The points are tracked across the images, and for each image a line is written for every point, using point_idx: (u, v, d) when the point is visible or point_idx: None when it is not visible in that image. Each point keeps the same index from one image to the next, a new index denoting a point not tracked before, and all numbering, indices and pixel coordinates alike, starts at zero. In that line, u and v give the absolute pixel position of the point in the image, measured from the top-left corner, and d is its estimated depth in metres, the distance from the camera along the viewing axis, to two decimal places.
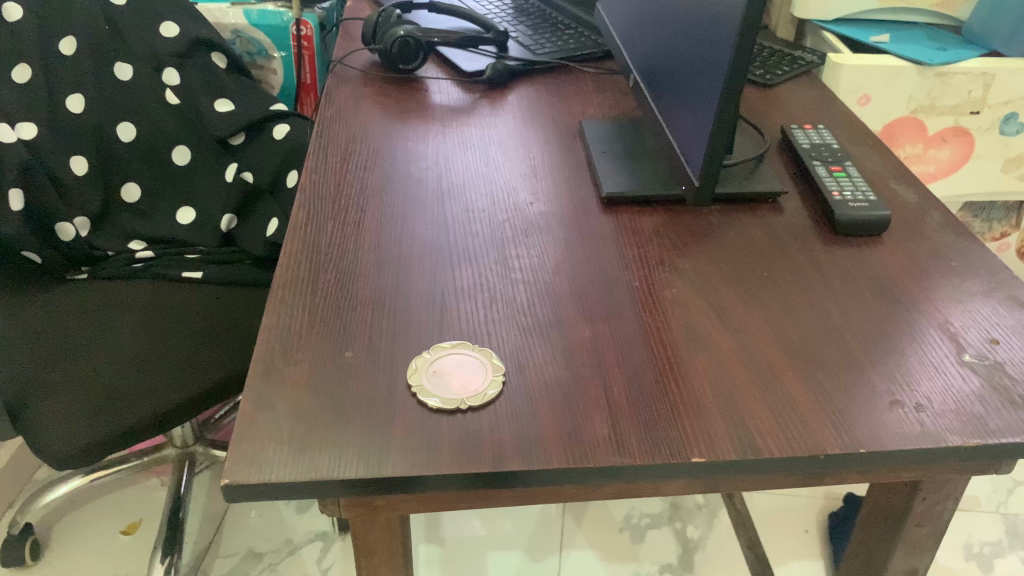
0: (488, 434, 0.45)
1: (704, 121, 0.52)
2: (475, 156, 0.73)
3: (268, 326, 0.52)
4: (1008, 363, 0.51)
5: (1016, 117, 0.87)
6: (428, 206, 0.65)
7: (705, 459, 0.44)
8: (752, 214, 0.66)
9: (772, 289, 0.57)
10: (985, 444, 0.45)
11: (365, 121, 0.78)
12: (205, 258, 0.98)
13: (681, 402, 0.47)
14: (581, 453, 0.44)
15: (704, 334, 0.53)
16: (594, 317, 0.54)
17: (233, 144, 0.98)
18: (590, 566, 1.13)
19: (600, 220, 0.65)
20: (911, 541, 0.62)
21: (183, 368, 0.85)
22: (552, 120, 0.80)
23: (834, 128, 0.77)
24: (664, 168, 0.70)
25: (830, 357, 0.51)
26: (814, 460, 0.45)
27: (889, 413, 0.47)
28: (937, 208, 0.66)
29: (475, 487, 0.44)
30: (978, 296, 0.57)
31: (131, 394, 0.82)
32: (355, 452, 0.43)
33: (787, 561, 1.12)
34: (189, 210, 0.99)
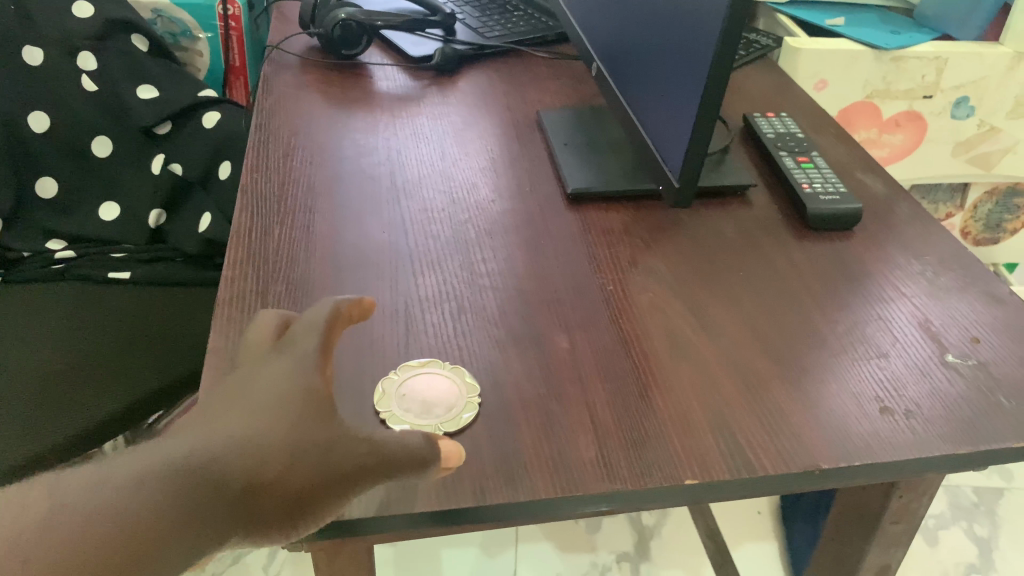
0: (467, 462, 0.42)
1: (684, 117, 0.50)
2: (430, 149, 0.69)
3: (213, 348, 0.47)
4: (991, 363, 0.49)
5: (967, 101, 0.87)
6: (384, 205, 0.61)
7: (699, 480, 0.41)
8: (720, 208, 0.64)
9: (749, 289, 0.55)
10: (977, 450, 0.44)
11: (308, 112, 0.73)
12: (133, 256, 0.91)
13: (668, 418, 0.45)
14: (569, 481, 0.41)
15: (686, 342, 0.50)
16: (569, 324, 0.51)
17: (159, 134, 0.93)
18: (547, 560, 1.11)
19: (566, 218, 0.61)
20: (886, 538, 0.61)
21: (109, 385, 0.78)
22: (507, 109, 0.76)
23: (795, 116, 0.75)
24: (628, 159, 0.67)
25: (814, 361, 0.49)
26: (808, 475, 0.43)
27: (878, 420, 0.46)
28: (905, 199, 0.65)
29: (456, 522, 0.40)
30: (954, 291, 0.55)
31: (49, 414, 0.74)
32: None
33: (740, 544, 1.13)
34: (113, 205, 0.92)
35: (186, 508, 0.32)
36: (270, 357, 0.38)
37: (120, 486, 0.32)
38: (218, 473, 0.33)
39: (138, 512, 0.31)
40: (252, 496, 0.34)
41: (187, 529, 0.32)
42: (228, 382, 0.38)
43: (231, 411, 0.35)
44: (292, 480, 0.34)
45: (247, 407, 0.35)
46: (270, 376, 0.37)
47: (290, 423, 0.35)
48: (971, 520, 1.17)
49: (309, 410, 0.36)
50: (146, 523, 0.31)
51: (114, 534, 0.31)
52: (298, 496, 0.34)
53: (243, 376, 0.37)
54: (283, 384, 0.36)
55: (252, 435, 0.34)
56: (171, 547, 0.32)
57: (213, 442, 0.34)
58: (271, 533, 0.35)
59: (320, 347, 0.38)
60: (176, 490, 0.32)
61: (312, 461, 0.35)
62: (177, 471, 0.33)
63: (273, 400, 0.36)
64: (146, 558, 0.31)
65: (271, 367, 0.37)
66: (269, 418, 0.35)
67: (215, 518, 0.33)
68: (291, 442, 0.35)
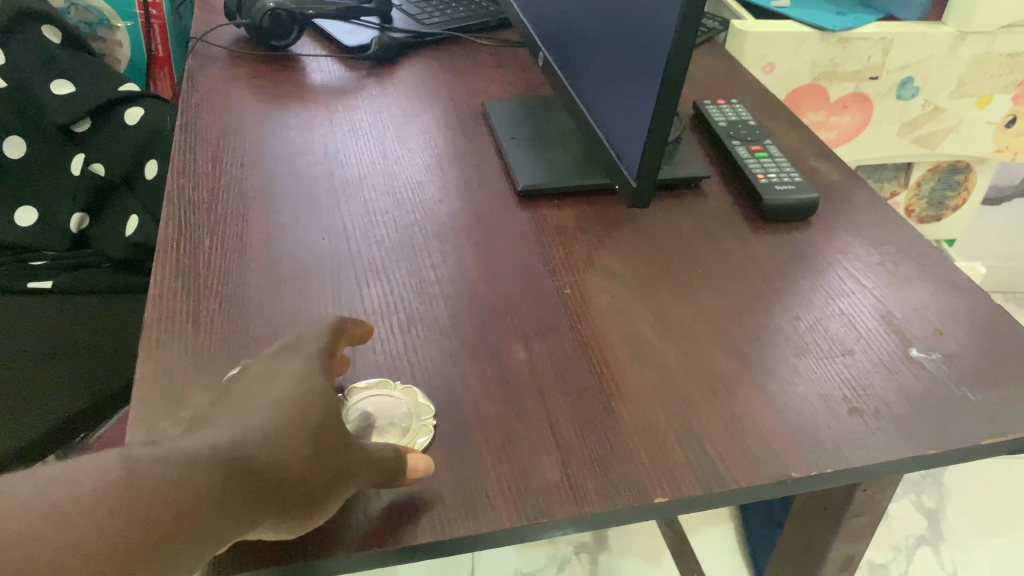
0: (424, 490, 0.39)
1: (641, 114, 0.48)
2: (370, 145, 0.65)
3: (141, 376, 0.43)
4: (957, 356, 0.48)
5: (912, 81, 0.87)
6: (323, 208, 0.57)
7: (670, 498, 0.39)
8: (676, 202, 0.62)
9: (708, 287, 0.53)
10: (948, 450, 0.42)
11: (237, 109, 0.68)
12: (54, 265, 0.85)
13: (635, 431, 0.43)
14: (534, 506, 0.38)
15: (648, 347, 0.48)
16: (527, 334, 0.48)
17: (77, 132, 0.86)
18: (504, 555, 1.08)
19: (517, 218, 0.59)
20: (849, 531, 0.60)
21: (23, 412, 0.71)
22: (450, 100, 0.73)
23: (746, 103, 0.74)
24: (579, 152, 0.64)
25: (779, 361, 0.48)
26: (780, 485, 0.41)
27: (848, 421, 0.44)
28: (860, 186, 0.64)
29: (412, 558, 0.37)
30: (913, 281, 0.54)
31: None
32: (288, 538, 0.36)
33: (698, 528, 1.12)
34: (30, 210, 0.85)
35: (231, 488, 0.29)
36: (279, 359, 0.37)
37: (173, 459, 0.28)
38: (255, 461, 0.31)
39: (190, 484, 0.28)
40: (281, 488, 0.31)
41: (232, 513, 0.29)
42: (237, 387, 0.35)
43: (254, 405, 0.33)
44: (316, 476, 0.33)
45: (271, 402, 0.33)
46: (284, 375, 0.35)
47: (316, 420, 0.34)
48: (919, 493, 1.19)
49: (329, 411, 0.34)
50: (199, 498, 0.28)
51: (172, 502, 0.27)
52: (316, 492, 0.33)
53: (255, 379, 0.35)
54: (302, 384, 0.35)
55: (285, 428, 0.32)
56: (218, 525, 0.28)
57: (246, 430, 0.31)
58: (281, 529, 0.33)
59: (324, 347, 0.38)
60: (223, 473, 0.29)
61: (331, 459, 0.33)
62: (220, 453, 0.30)
63: (296, 396, 0.34)
64: (199, 533, 0.27)
65: (286, 369, 0.36)
66: (294, 411, 0.33)
67: (252, 504, 0.30)
68: (317, 437, 0.33)
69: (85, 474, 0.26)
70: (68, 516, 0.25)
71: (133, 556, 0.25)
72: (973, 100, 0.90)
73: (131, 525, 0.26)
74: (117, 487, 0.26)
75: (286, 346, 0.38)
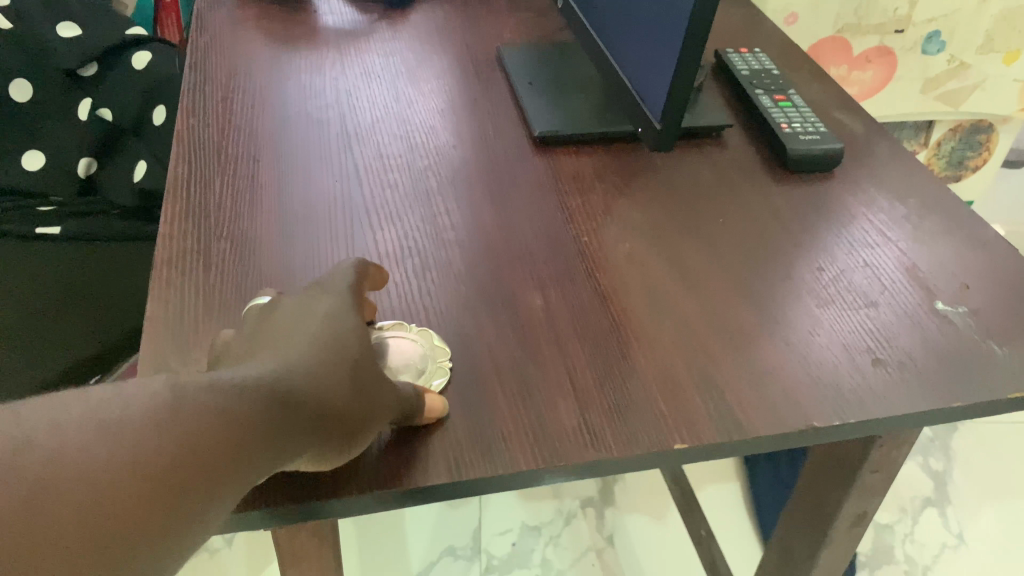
0: (438, 434, 0.38)
1: (666, 56, 0.46)
2: (382, 89, 0.64)
3: (152, 314, 0.42)
4: (982, 310, 0.47)
5: (938, 36, 0.85)
6: (335, 151, 0.56)
7: (688, 445, 0.39)
8: (696, 151, 0.60)
9: (728, 237, 0.52)
10: (971, 403, 0.41)
11: (247, 51, 0.67)
12: (63, 210, 0.84)
13: (653, 379, 0.42)
14: (551, 450, 0.38)
15: (667, 297, 0.47)
16: (543, 281, 0.48)
17: (84, 76, 0.84)
18: (511, 508, 1.08)
19: (533, 165, 0.57)
20: (864, 488, 0.59)
21: (32, 357, 0.70)
22: (464, 45, 0.71)
23: (768, 52, 0.72)
24: (597, 99, 0.63)
25: (799, 313, 0.47)
26: (801, 436, 0.40)
27: (869, 373, 0.43)
28: (884, 139, 0.63)
29: (425, 500, 0.37)
30: (939, 235, 0.53)
31: None
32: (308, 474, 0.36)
33: (705, 486, 1.12)
34: (36, 153, 0.85)
35: (273, 422, 0.29)
36: (312, 293, 0.37)
37: (217, 390, 0.28)
38: (296, 395, 0.31)
39: (236, 415, 0.28)
40: (321, 423, 0.32)
41: (271, 446, 0.29)
42: (272, 322, 0.35)
43: (290, 340, 0.33)
44: (351, 412, 0.33)
45: (306, 339, 0.33)
46: (317, 310, 0.35)
47: (354, 358, 0.34)
48: (927, 456, 1.19)
49: (365, 352, 0.35)
50: (243, 430, 0.28)
51: (216, 433, 0.27)
52: (353, 428, 0.33)
53: (286, 315, 0.35)
54: (336, 321, 0.35)
55: (324, 364, 0.33)
56: (256, 459, 0.28)
57: (287, 364, 0.31)
58: (320, 460, 0.33)
59: (352, 283, 0.38)
60: (267, 407, 0.29)
61: (364, 397, 0.34)
62: (262, 386, 0.30)
63: (330, 334, 0.34)
64: (241, 461, 0.27)
65: (321, 304, 0.36)
66: (331, 349, 0.33)
67: (292, 437, 0.30)
68: (355, 375, 0.34)
69: (132, 397, 0.25)
70: (118, 440, 0.24)
71: (178, 487, 0.25)
72: (1000, 57, 0.88)
73: (179, 454, 0.25)
74: (164, 413, 0.26)
75: (314, 282, 0.38)
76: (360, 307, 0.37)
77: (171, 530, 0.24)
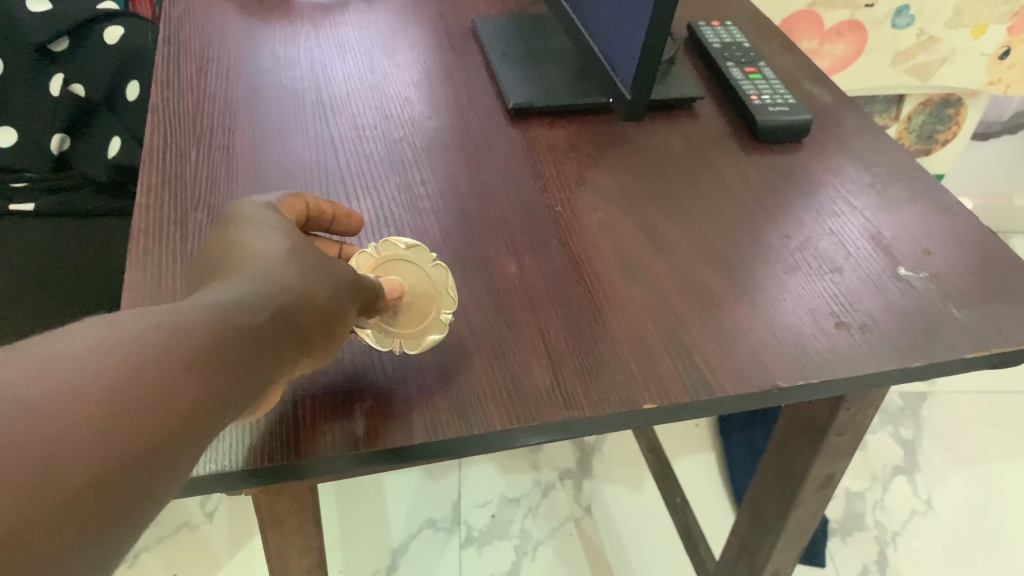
0: (414, 396, 0.39)
1: (636, 24, 0.47)
2: (356, 61, 0.64)
3: (130, 284, 0.42)
4: (944, 274, 0.49)
5: (908, 9, 0.86)
6: (309, 121, 0.56)
7: (658, 404, 0.40)
8: (668, 122, 0.61)
9: (699, 205, 0.53)
10: (930, 363, 0.43)
11: (221, 22, 0.67)
12: (37, 186, 0.84)
13: (623, 340, 0.43)
14: (524, 409, 0.39)
15: (638, 263, 0.48)
16: (517, 249, 0.48)
17: (55, 51, 0.84)
18: (490, 481, 1.10)
19: (508, 135, 0.58)
20: (831, 449, 0.61)
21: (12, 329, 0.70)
22: (439, 17, 0.71)
23: (740, 24, 0.73)
24: (572, 70, 0.64)
25: (768, 279, 0.48)
26: (767, 395, 0.41)
27: (834, 335, 0.44)
28: (852, 109, 0.64)
29: (401, 461, 0.38)
30: (904, 201, 0.54)
31: None
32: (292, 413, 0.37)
33: (680, 457, 1.13)
34: (8, 130, 0.84)
35: (273, 337, 0.29)
36: (251, 213, 0.36)
37: (215, 313, 0.27)
38: (288, 306, 0.31)
39: (236, 336, 0.27)
40: (315, 328, 0.32)
41: (271, 359, 0.29)
42: (219, 240, 0.34)
43: (255, 252, 0.32)
44: (333, 320, 0.33)
45: (273, 254, 0.33)
46: (264, 227, 0.35)
47: (323, 266, 0.34)
48: (897, 425, 1.22)
49: (319, 255, 0.35)
50: (246, 352, 0.28)
51: (220, 358, 0.26)
52: (334, 330, 0.34)
53: (225, 245, 0.33)
54: (287, 237, 0.34)
55: (303, 275, 0.32)
56: (259, 377, 0.28)
57: (270, 277, 0.31)
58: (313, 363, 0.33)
59: (267, 202, 0.37)
60: (264, 322, 0.29)
61: (339, 300, 0.34)
62: (256, 303, 0.29)
63: (289, 251, 0.33)
64: (246, 382, 0.27)
65: (268, 221, 0.35)
66: (298, 259, 0.33)
67: (290, 348, 0.30)
68: (330, 282, 0.34)
69: (128, 329, 0.25)
70: (117, 365, 0.23)
71: (189, 407, 0.25)
72: (968, 31, 0.89)
73: (183, 380, 0.25)
74: (162, 337, 0.25)
75: (235, 212, 0.36)
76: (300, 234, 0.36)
77: (187, 448, 0.24)
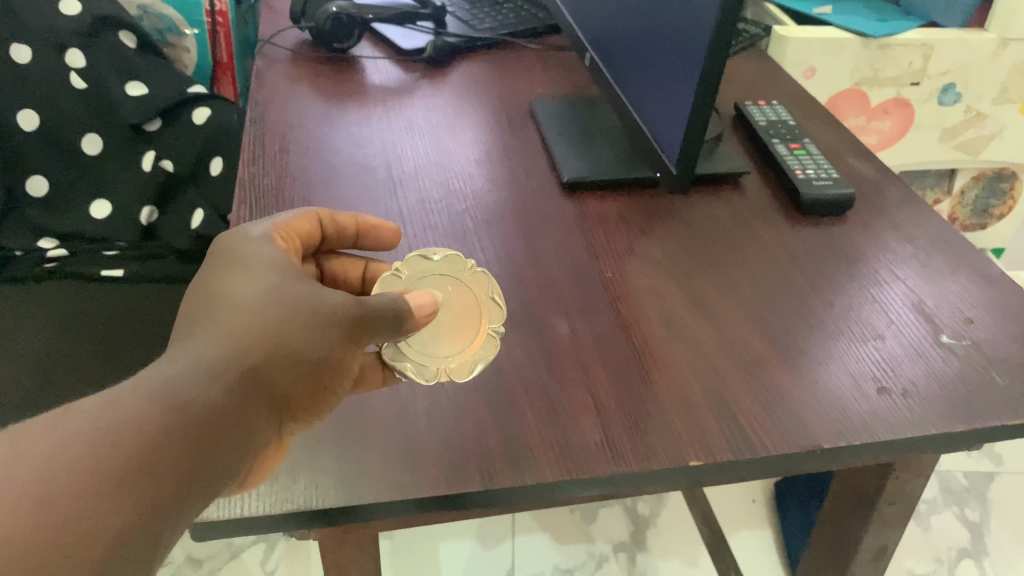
0: (472, 447, 0.42)
1: (681, 104, 0.50)
2: (423, 140, 0.69)
3: None
4: (985, 343, 0.50)
5: (954, 87, 0.89)
6: (380, 195, 0.61)
7: (703, 461, 0.42)
8: (715, 195, 0.64)
9: (743, 274, 0.56)
10: (973, 428, 0.44)
11: (302, 105, 0.73)
12: (125, 254, 0.89)
13: (668, 400, 0.45)
14: (575, 463, 0.41)
15: (684, 327, 0.51)
16: (569, 312, 0.51)
17: (148, 131, 0.91)
18: (543, 551, 1.10)
19: (562, 207, 0.62)
20: (883, 519, 0.61)
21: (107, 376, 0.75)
22: (499, 99, 0.77)
23: (785, 103, 0.76)
24: (623, 147, 0.68)
25: (812, 344, 0.50)
26: (809, 454, 0.43)
27: (876, 400, 0.46)
28: (896, 183, 0.66)
29: (460, 506, 0.40)
30: (947, 272, 0.56)
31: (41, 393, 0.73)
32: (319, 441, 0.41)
33: (735, 532, 1.13)
34: (104, 203, 0.90)
35: (236, 390, 0.35)
36: (236, 253, 0.41)
37: (172, 385, 0.33)
38: (251, 357, 0.36)
39: (194, 400, 0.33)
40: (289, 365, 0.37)
41: (237, 408, 0.34)
42: (202, 282, 0.39)
43: (231, 299, 0.38)
44: (316, 351, 0.38)
45: (247, 298, 0.38)
46: (245, 269, 0.39)
47: (300, 299, 0.38)
48: (963, 506, 1.18)
49: (297, 286, 0.39)
50: (205, 412, 0.33)
51: (176, 424, 0.32)
52: (322, 361, 0.38)
53: (212, 289, 0.38)
54: (265, 273, 0.39)
55: (274, 317, 0.37)
56: (226, 428, 0.34)
57: (235, 330, 0.36)
58: (307, 390, 0.38)
59: (265, 229, 0.43)
60: (225, 379, 0.34)
61: (326, 327, 0.38)
62: (218, 363, 0.35)
63: (261, 299, 0.38)
64: (211, 436, 0.33)
65: (251, 259, 0.40)
66: (272, 298, 0.38)
67: (258, 391, 0.36)
68: (309, 313, 0.38)
69: (84, 421, 0.30)
70: (72, 458, 0.29)
71: (146, 470, 0.30)
72: (1016, 107, 0.91)
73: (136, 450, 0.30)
74: (109, 425, 0.30)
75: (245, 254, 0.40)
76: (293, 272, 0.40)
77: (151, 503, 0.30)
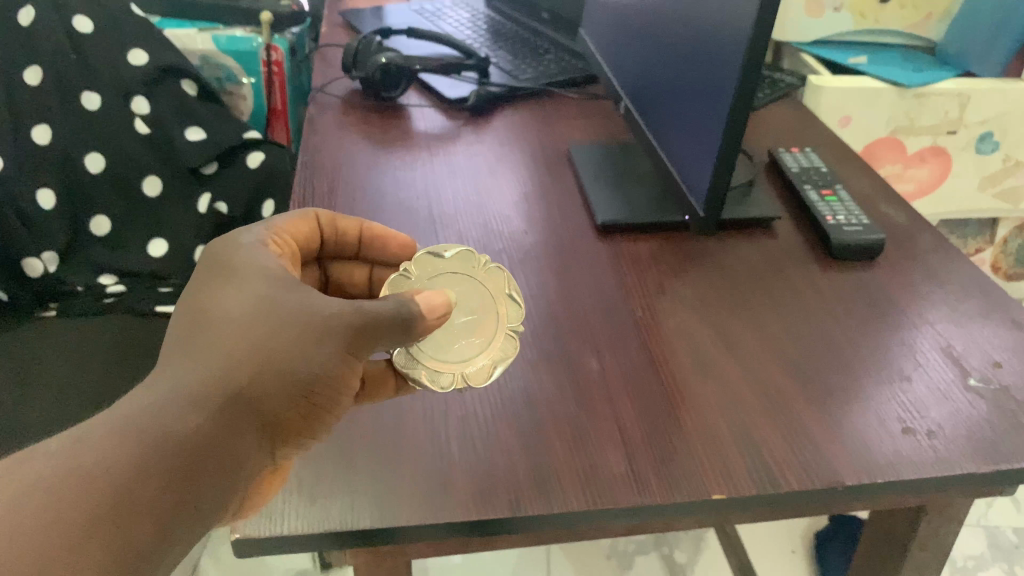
0: (501, 474, 0.43)
1: (709, 148, 0.52)
2: (463, 184, 0.72)
3: None
4: (1013, 387, 0.50)
5: (991, 136, 0.90)
6: (421, 234, 0.64)
7: (727, 494, 0.43)
8: (746, 238, 0.66)
9: (773, 315, 0.57)
10: (998, 470, 0.44)
11: (350, 150, 0.77)
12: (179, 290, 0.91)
13: (692, 435, 0.46)
14: (601, 492, 0.42)
15: (712, 365, 0.52)
16: (599, 348, 0.53)
17: (204, 173, 0.97)
18: None
19: (596, 248, 0.64)
20: (916, 566, 0.60)
21: None
22: (538, 145, 0.79)
23: (819, 150, 0.78)
24: (657, 191, 0.70)
25: (839, 385, 0.50)
26: (833, 491, 0.43)
27: (899, 440, 0.46)
28: (928, 229, 0.67)
29: (489, 531, 0.42)
30: (977, 317, 0.57)
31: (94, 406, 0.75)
32: (324, 470, 0.43)
33: None
34: (161, 242, 0.94)
35: (225, 415, 0.37)
36: (230, 264, 0.43)
37: (161, 416, 0.36)
38: (242, 380, 0.38)
39: (183, 429, 0.36)
40: (282, 386, 0.39)
41: (226, 432, 0.37)
42: (194, 293, 0.42)
43: (224, 316, 0.40)
44: (307, 369, 0.40)
45: (239, 316, 0.40)
46: (239, 282, 0.42)
47: (289, 313, 0.41)
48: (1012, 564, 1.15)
49: (286, 299, 0.41)
50: (193, 438, 0.36)
51: (165, 453, 0.35)
52: (313, 379, 0.40)
53: (203, 304, 0.41)
54: (257, 286, 0.41)
55: (266, 336, 0.39)
56: (215, 451, 0.36)
57: (226, 353, 0.39)
58: (300, 407, 0.40)
59: (257, 237, 0.46)
60: (215, 404, 0.37)
61: (314, 340, 0.40)
62: (208, 390, 0.37)
63: (248, 315, 0.40)
64: (200, 460, 0.36)
65: (244, 271, 0.42)
66: (261, 313, 0.40)
67: (249, 414, 0.38)
68: (298, 329, 0.40)
69: (75, 453, 0.33)
70: (66, 486, 0.32)
71: (137, 495, 0.33)
72: None
73: (127, 476, 0.33)
74: (100, 457, 0.33)
75: (233, 261, 0.43)
76: (286, 282, 0.42)
77: (142, 524, 0.33)
